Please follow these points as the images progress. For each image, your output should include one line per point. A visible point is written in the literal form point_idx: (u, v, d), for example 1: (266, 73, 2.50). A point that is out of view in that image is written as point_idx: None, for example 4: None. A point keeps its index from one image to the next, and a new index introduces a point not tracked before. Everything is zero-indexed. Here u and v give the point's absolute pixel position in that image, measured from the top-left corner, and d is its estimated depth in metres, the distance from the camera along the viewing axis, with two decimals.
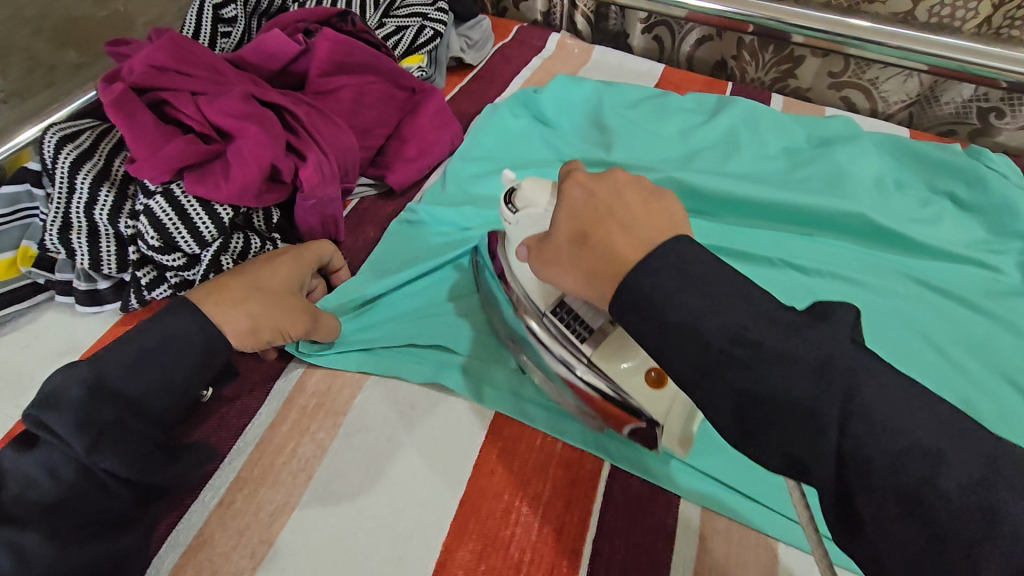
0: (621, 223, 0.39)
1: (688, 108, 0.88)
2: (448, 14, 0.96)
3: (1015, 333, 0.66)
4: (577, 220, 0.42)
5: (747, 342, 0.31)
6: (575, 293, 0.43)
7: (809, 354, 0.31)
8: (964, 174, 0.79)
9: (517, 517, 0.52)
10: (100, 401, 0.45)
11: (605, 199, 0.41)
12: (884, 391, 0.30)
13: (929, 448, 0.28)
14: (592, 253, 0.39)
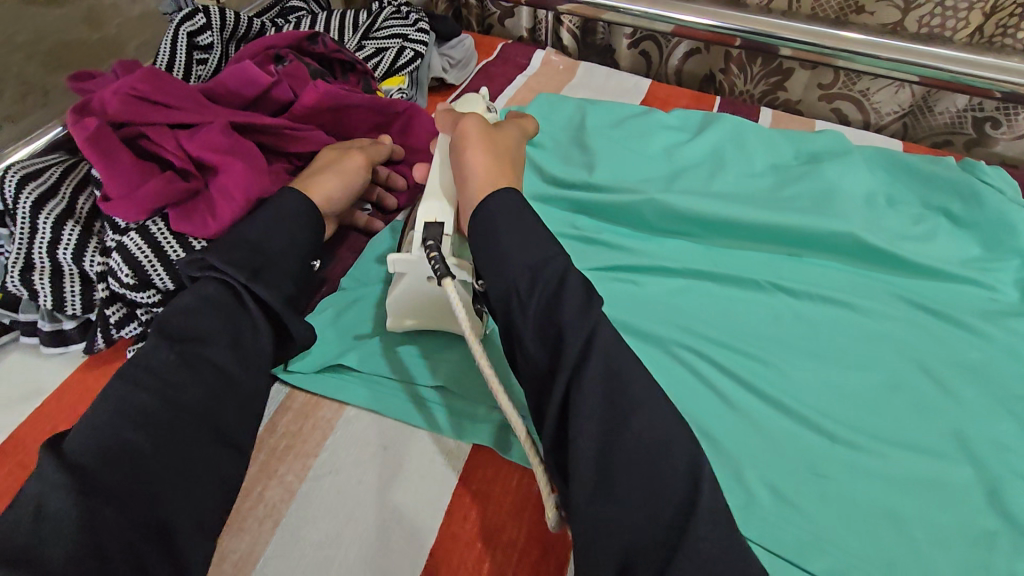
0: (507, 164, 0.62)
1: (672, 125, 0.86)
2: (429, 34, 0.95)
3: (1014, 357, 0.63)
4: (493, 142, 0.63)
5: (567, 309, 0.48)
6: (467, 170, 0.59)
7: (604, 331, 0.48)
8: (958, 189, 0.76)
9: (492, 567, 0.50)
10: (236, 249, 0.53)
11: (505, 153, 0.64)
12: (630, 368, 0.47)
13: (614, 402, 0.45)
14: (498, 162, 0.60)
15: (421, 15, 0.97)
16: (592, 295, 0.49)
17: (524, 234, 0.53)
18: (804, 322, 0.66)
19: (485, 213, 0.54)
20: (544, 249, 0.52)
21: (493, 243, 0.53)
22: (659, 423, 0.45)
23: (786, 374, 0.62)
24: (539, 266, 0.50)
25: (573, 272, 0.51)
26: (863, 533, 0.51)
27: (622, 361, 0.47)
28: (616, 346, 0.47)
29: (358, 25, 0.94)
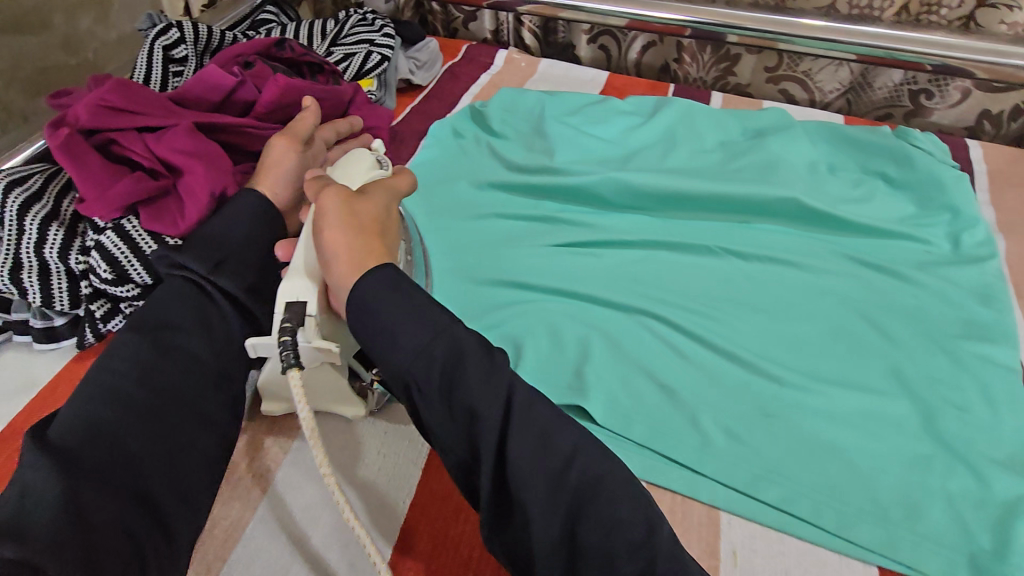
0: (380, 236, 0.51)
1: (627, 111, 0.91)
2: (395, 38, 1.00)
3: (945, 301, 0.68)
4: (362, 208, 0.52)
5: (475, 381, 0.43)
6: (333, 254, 0.49)
7: (509, 390, 0.44)
8: (892, 154, 0.82)
9: (468, 515, 0.54)
10: (197, 244, 0.57)
11: (375, 215, 0.52)
12: (544, 426, 0.44)
13: (537, 473, 0.42)
14: (368, 238, 0.50)
15: (386, 21, 1.02)
16: (494, 355, 0.46)
17: (409, 308, 0.45)
18: (753, 281, 0.71)
19: (359, 296, 0.46)
20: (434, 317, 0.46)
21: (378, 326, 0.45)
22: (593, 465, 0.44)
23: (736, 331, 0.66)
24: (439, 338, 0.44)
25: (468, 333, 0.46)
26: (809, 464, 0.55)
27: (535, 420, 0.44)
28: (526, 407, 0.44)
29: (326, 32, 0.99)
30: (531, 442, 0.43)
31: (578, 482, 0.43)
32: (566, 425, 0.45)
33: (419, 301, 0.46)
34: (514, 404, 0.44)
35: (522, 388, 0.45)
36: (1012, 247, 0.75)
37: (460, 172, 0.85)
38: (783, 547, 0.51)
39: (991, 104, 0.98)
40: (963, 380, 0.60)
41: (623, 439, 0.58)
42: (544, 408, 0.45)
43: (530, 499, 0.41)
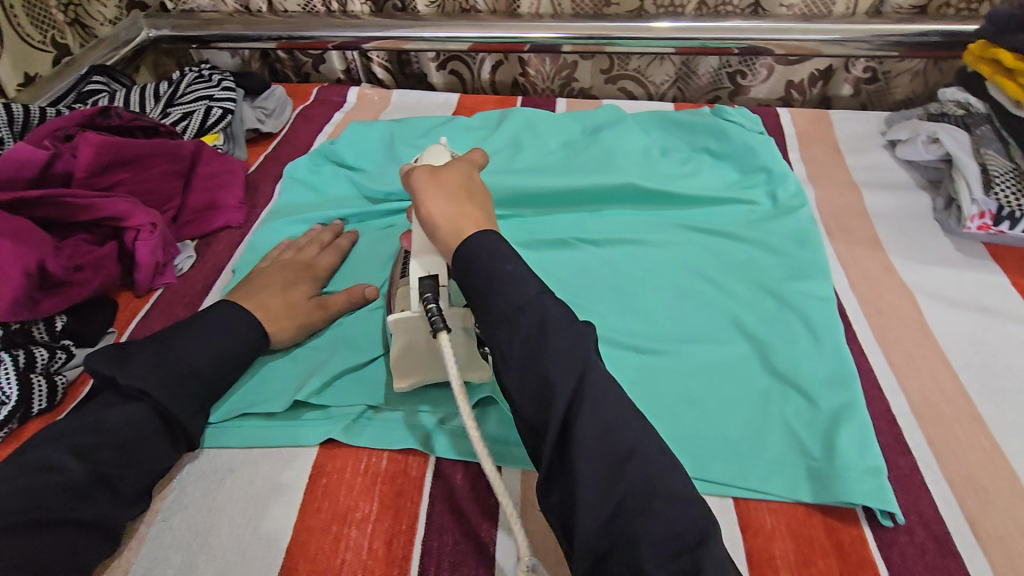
0: (475, 200, 0.53)
1: (474, 126, 0.95)
2: (236, 90, 0.99)
3: (768, 250, 0.75)
4: (456, 177, 0.54)
5: (557, 349, 0.46)
6: (436, 220, 0.52)
7: (594, 365, 0.47)
8: (712, 130, 0.91)
9: (348, 542, 0.52)
10: (176, 381, 0.56)
11: (465, 184, 0.54)
12: (623, 410, 0.46)
13: (601, 447, 0.44)
14: (462, 203, 0.52)
15: (224, 75, 1.01)
16: (582, 331, 0.48)
17: (509, 268, 0.48)
18: (606, 263, 0.76)
19: (463, 252, 0.50)
20: (530, 282, 0.49)
21: (476, 279, 0.49)
22: (652, 462, 0.44)
23: (593, 311, 0.70)
24: (533, 309, 0.47)
25: (561, 306, 0.48)
26: (667, 418, 0.59)
27: (613, 402, 0.46)
28: (604, 383, 0.46)
29: (160, 94, 0.97)
30: (607, 419, 0.45)
31: (636, 468, 0.43)
32: (637, 417, 0.47)
33: (525, 272, 0.49)
34: (596, 378, 0.46)
35: (604, 372, 0.47)
36: (820, 194, 0.85)
37: (318, 206, 0.85)
38: None
39: (793, 75, 1.11)
40: (791, 317, 0.67)
41: (508, 437, 0.59)
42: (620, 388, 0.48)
43: (590, 465, 0.43)
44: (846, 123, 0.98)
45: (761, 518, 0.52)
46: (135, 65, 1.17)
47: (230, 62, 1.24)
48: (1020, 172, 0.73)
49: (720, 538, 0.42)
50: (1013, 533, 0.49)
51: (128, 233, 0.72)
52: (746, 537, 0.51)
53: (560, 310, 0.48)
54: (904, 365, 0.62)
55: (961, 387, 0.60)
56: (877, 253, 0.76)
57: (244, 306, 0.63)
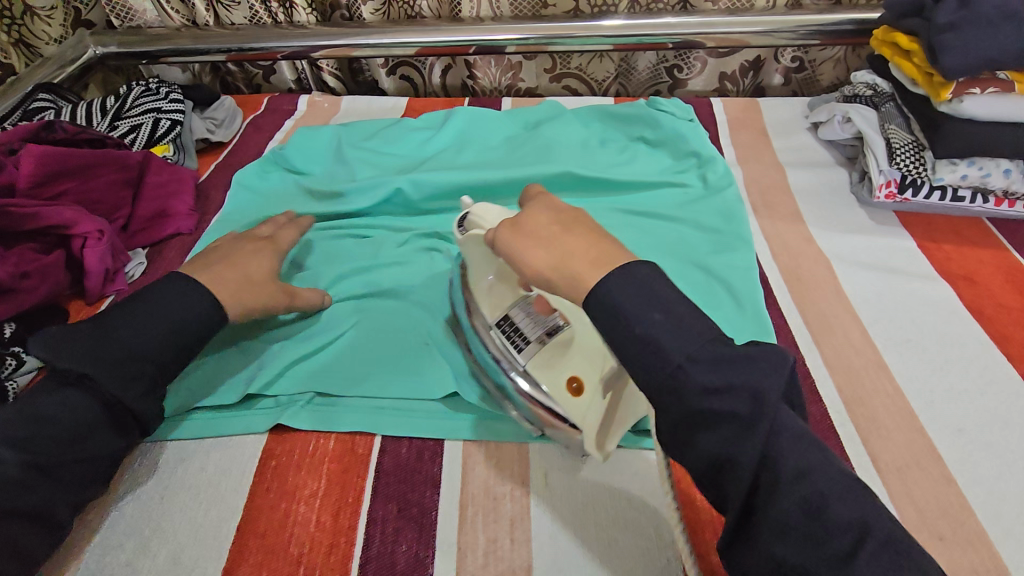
0: (590, 233, 0.49)
1: (420, 126, 0.98)
2: (183, 102, 1.01)
3: (698, 227, 0.80)
4: (556, 219, 0.51)
5: (733, 416, 0.39)
6: (551, 267, 0.48)
7: (782, 427, 0.39)
8: (646, 120, 0.95)
9: (296, 518, 0.55)
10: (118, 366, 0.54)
11: (569, 222, 0.50)
12: (829, 482, 0.38)
13: (806, 528, 0.37)
14: (572, 241, 0.48)
15: (171, 87, 1.02)
16: (763, 393, 0.39)
17: (657, 319, 0.42)
18: None
19: (602, 302, 0.44)
20: (689, 330, 0.42)
21: (627, 335, 0.42)
22: (880, 550, 0.36)
23: None
24: (695, 367, 0.40)
25: (734, 355, 0.40)
26: None
27: (816, 471, 0.38)
28: (793, 451, 0.38)
29: (107, 109, 0.98)
30: (810, 494, 0.37)
31: (858, 558, 0.36)
32: (845, 487, 0.38)
33: (671, 323, 0.42)
34: (788, 447, 0.39)
35: (792, 432, 0.39)
36: (748, 175, 0.90)
37: (264, 208, 0.88)
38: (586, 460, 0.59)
39: (724, 68, 1.17)
40: (717, 287, 0.72)
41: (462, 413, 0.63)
42: (814, 451, 0.39)
43: (796, 547, 0.37)
44: (774, 109, 1.04)
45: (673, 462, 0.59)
46: (84, 82, 1.18)
47: (180, 77, 1.25)
48: (919, 145, 0.78)
49: None
50: (909, 463, 0.56)
51: (76, 241, 0.73)
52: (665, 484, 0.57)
53: (727, 360, 0.40)
54: (818, 324, 0.68)
55: (869, 340, 0.66)
56: (798, 225, 0.81)
57: (197, 280, 0.60)
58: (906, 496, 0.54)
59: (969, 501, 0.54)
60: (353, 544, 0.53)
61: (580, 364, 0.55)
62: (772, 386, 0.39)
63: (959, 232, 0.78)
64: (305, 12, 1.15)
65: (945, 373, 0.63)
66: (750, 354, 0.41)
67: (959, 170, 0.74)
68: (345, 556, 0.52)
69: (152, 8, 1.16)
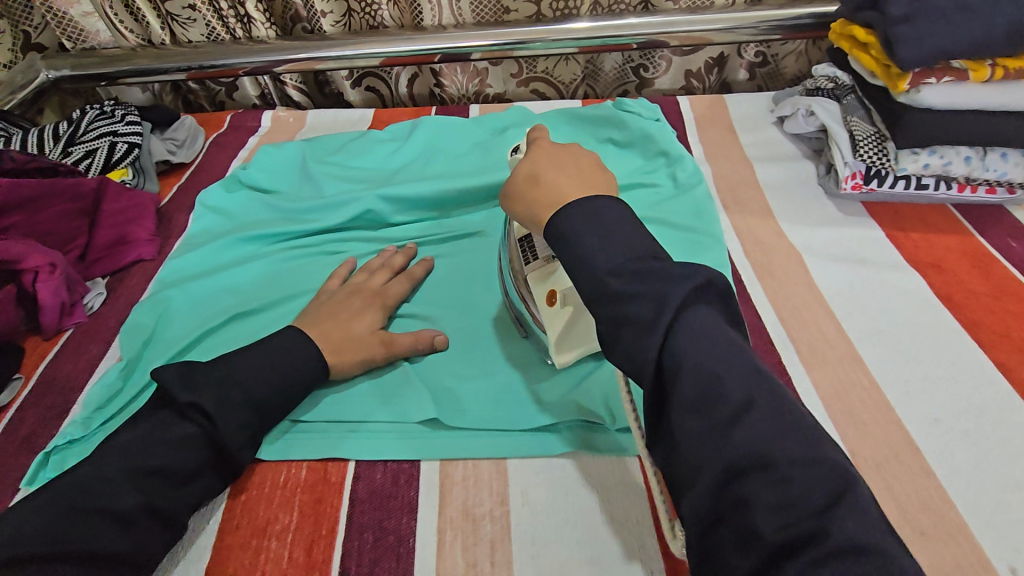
0: (562, 175, 0.53)
1: (387, 138, 0.97)
2: (141, 124, 0.98)
3: (670, 226, 0.80)
4: (534, 165, 0.55)
5: (646, 324, 0.41)
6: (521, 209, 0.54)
7: (698, 327, 0.41)
8: (614, 121, 0.95)
9: (268, 554, 0.54)
10: (233, 409, 0.56)
11: (548, 164, 0.54)
12: (726, 362, 0.40)
13: (696, 404, 0.39)
14: (545, 182, 0.53)
15: (127, 109, 0.99)
16: (667, 295, 0.41)
17: (595, 238, 0.46)
18: None
19: (558, 229, 0.48)
20: (632, 243, 0.45)
21: (574, 250, 0.47)
22: (765, 423, 0.38)
23: (495, 302, 0.74)
24: (615, 280, 0.44)
25: (665, 271, 0.43)
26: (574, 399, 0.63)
27: (712, 349, 0.40)
28: (690, 341, 0.40)
29: (60, 134, 0.95)
30: (702, 373, 0.39)
31: (742, 427, 0.37)
32: (752, 373, 0.40)
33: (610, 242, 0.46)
34: (692, 337, 0.40)
35: (700, 327, 0.41)
36: (716, 171, 0.91)
37: (229, 229, 0.86)
38: (564, 473, 0.59)
39: (690, 65, 1.18)
40: None
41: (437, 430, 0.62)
42: (725, 342, 0.41)
43: (688, 420, 0.39)
44: (741, 104, 1.05)
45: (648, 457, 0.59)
46: (37, 106, 1.14)
47: (140, 98, 1.22)
48: (882, 136, 0.79)
49: (864, 498, 0.35)
50: (887, 457, 0.56)
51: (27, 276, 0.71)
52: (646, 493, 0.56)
53: (666, 269, 0.43)
54: (792, 320, 0.68)
55: (842, 333, 0.66)
56: (768, 221, 0.81)
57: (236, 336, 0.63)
58: (886, 492, 0.54)
59: (948, 493, 0.54)
60: None
61: (553, 279, 0.62)
62: (678, 290, 0.41)
63: (926, 220, 0.79)
64: (264, 27, 1.13)
65: (918, 362, 0.63)
66: (671, 266, 0.43)
67: (922, 159, 0.75)
68: None
69: (105, 28, 1.13)
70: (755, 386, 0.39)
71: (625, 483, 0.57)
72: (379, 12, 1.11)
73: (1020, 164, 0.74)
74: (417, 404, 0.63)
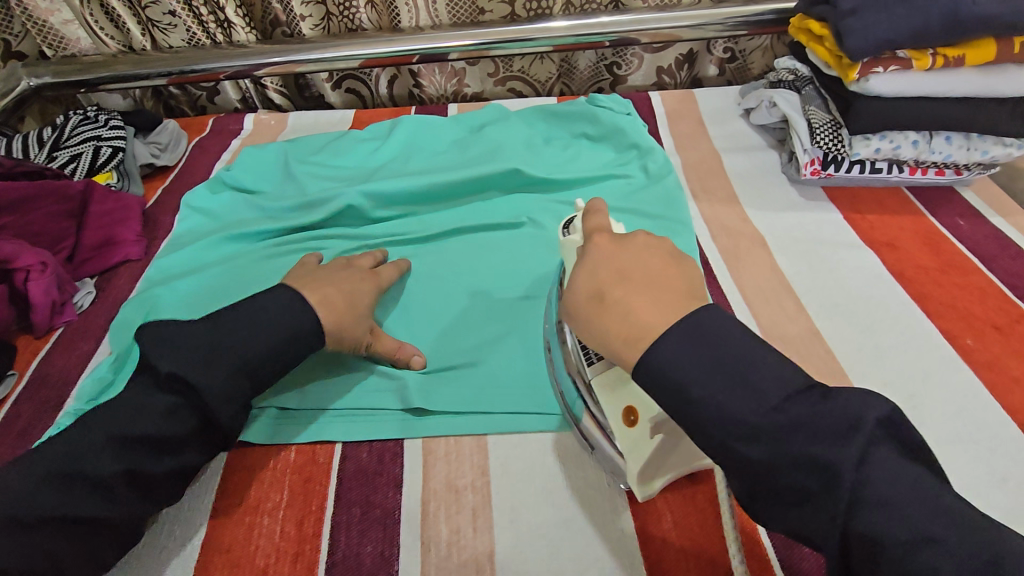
0: (638, 287, 0.46)
1: (367, 138, 1.00)
2: (125, 128, 1.00)
3: (640, 214, 0.83)
4: (596, 276, 0.48)
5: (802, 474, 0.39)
6: (599, 333, 0.46)
7: (860, 472, 0.38)
8: (587, 117, 0.99)
9: (261, 530, 0.56)
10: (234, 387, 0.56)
11: (619, 268, 0.48)
12: (906, 487, 0.37)
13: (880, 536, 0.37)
14: (623, 297, 0.46)
15: (110, 115, 1.01)
16: (830, 461, 0.38)
17: (708, 375, 0.41)
18: (496, 246, 0.82)
19: (657, 366, 0.43)
20: (750, 383, 0.41)
21: (682, 397, 0.42)
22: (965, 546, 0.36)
23: (476, 291, 0.77)
24: (751, 446, 0.40)
25: (822, 425, 0.39)
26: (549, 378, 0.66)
27: (887, 484, 0.37)
28: (886, 517, 0.37)
29: (44, 140, 0.96)
30: (884, 510, 0.37)
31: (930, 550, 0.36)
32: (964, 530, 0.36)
33: (728, 386, 0.41)
34: (860, 477, 0.38)
35: (875, 475, 0.38)
36: (686, 161, 0.95)
37: (215, 229, 0.88)
38: (540, 445, 0.62)
39: (661, 62, 1.22)
40: None
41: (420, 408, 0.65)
42: (908, 483, 0.38)
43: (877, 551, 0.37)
44: (709, 98, 1.09)
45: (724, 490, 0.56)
46: (20, 113, 1.15)
47: (122, 103, 1.24)
48: (837, 123, 0.83)
49: None
50: None
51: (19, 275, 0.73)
52: None
53: (806, 416, 0.39)
54: (757, 299, 0.72)
55: (802, 310, 0.70)
56: (734, 207, 0.85)
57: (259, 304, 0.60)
58: None
59: None
60: (319, 551, 0.54)
61: (630, 394, 0.54)
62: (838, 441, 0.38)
63: (880, 202, 0.84)
64: (244, 31, 1.15)
65: (873, 334, 0.67)
66: (812, 413, 0.39)
67: (873, 143, 0.79)
68: (310, 563, 0.54)
69: (85, 35, 1.15)
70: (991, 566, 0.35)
71: None
72: (357, 15, 1.14)
73: (962, 147, 0.79)
74: (400, 387, 0.65)
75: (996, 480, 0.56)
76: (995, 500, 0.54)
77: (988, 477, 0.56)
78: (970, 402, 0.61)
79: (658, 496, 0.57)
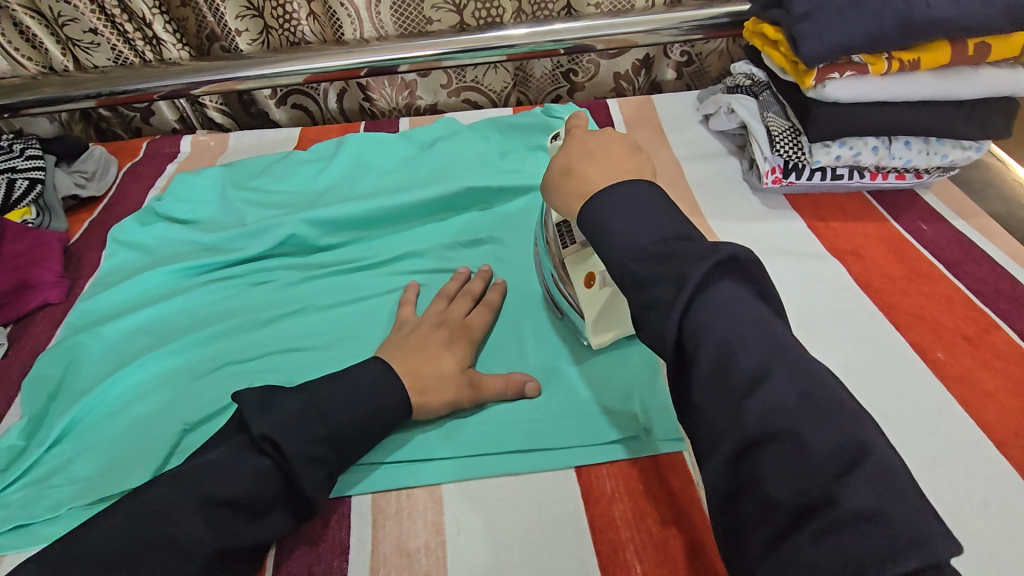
0: (596, 164, 0.52)
1: (311, 159, 0.94)
2: (44, 158, 0.93)
3: None
4: (567, 156, 0.55)
5: (666, 294, 0.41)
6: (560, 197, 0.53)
7: (724, 302, 0.40)
8: (544, 128, 0.94)
9: None
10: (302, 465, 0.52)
11: (585, 151, 0.54)
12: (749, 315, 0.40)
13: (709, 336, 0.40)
14: (584, 170, 0.52)
15: (26, 143, 0.94)
16: (684, 274, 0.41)
17: (636, 217, 0.46)
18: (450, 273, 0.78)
19: (592, 212, 0.48)
20: (666, 221, 0.45)
21: (608, 235, 0.46)
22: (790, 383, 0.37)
23: None
24: (638, 264, 0.44)
25: (700, 257, 0.41)
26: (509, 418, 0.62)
27: (731, 305, 0.40)
28: (709, 317, 0.40)
29: None
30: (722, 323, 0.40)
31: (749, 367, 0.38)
32: (765, 338, 0.39)
33: (647, 226, 0.45)
34: (716, 299, 0.40)
35: (725, 296, 0.41)
36: None
37: (144, 266, 0.81)
38: (500, 494, 0.57)
39: (618, 67, 1.19)
40: None
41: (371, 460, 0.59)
42: (748, 315, 0.40)
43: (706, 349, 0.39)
44: (668, 104, 1.06)
45: (683, 470, 0.58)
46: None
47: (48, 128, 1.15)
48: (795, 130, 0.81)
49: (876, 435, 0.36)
50: None
51: None
52: (587, 506, 0.56)
53: (692, 249, 0.42)
54: None
55: None
56: (698, 220, 0.82)
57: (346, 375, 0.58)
58: None
59: None
60: None
61: (591, 263, 0.64)
62: (698, 269, 0.41)
63: (843, 209, 0.82)
64: (176, 48, 1.08)
65: (841, 350, 0.65)
66: (693, 247, 0.43)
67: (833, 151, 0.77)
68: None
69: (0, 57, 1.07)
70: (771, 356, 0.38)
71: (566, 500, 0.56)
72: (299, 28, 1.08)
73: (922, 151, 0.78)
74: None
75: (973, 507, 0.53)
76: (972, 530, 0.52)
77: (966, 503, 0.53)
78: (943, 421, 0.59)
79: (629, 548, 0.53)
